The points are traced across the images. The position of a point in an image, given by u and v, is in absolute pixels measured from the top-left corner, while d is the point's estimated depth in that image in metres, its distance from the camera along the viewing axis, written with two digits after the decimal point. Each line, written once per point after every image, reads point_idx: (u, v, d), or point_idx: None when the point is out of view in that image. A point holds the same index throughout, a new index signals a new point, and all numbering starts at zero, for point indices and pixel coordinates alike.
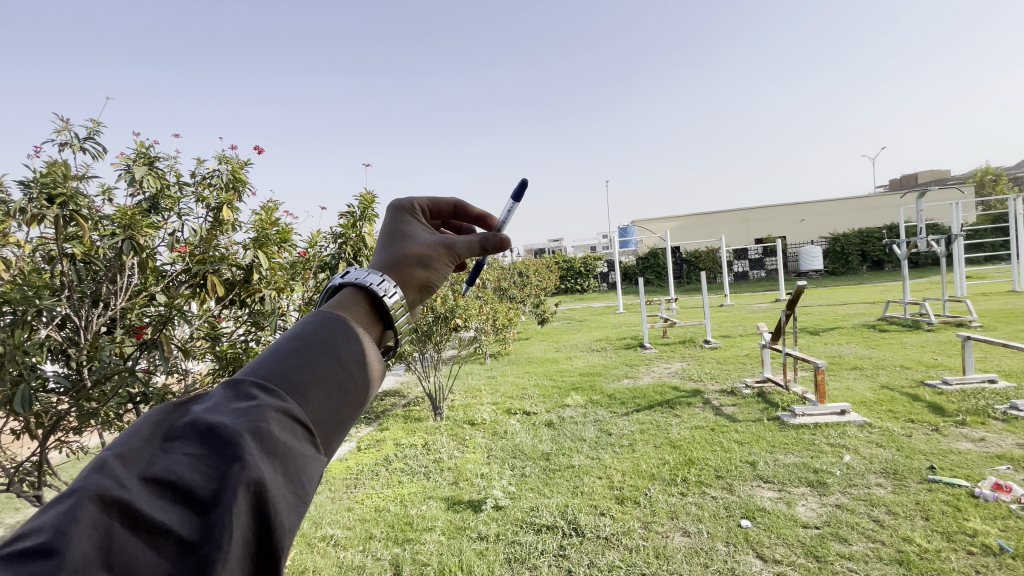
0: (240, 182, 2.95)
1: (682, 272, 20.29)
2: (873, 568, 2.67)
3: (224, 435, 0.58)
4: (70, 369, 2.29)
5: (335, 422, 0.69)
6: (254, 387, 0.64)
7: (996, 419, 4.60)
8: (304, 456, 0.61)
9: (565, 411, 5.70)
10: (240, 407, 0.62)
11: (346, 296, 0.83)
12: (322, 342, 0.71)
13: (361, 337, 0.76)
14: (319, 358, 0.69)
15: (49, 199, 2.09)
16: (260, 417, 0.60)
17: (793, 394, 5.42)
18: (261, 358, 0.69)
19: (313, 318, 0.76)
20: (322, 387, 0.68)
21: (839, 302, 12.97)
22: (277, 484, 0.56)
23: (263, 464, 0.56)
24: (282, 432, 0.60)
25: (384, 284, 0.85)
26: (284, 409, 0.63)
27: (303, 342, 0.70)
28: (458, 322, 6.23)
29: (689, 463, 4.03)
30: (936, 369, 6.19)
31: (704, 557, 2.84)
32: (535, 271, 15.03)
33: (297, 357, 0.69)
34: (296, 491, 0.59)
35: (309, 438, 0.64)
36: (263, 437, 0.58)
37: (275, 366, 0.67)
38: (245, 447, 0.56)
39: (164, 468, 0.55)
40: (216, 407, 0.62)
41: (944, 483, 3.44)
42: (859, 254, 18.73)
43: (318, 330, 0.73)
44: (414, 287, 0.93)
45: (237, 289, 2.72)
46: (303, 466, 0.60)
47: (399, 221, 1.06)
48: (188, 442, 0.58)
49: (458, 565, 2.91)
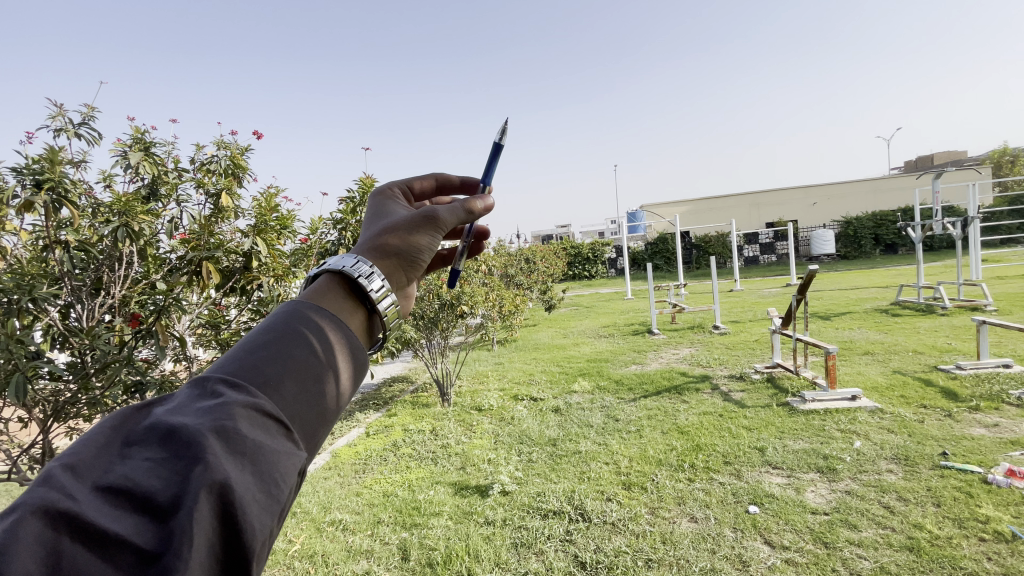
0: (240, 168, 2.92)
1: (691, 258, 20.08)
2: (883, 555, 2.63)
3: (185, 436, 0.55)
4: (75, 357, 2.30)
5: (313, 414, 0.65)
6: (220, 384, 0.61)
7: (1010, 403, 4.51)
8: (277, 453, 0.58)
9: (572, 397, 5.68)
10: (204, 406, 0.58)
11: (319, 284, 0.79)
12: (296, 332, 0.67)
13: (337, 324, 0.72)
14: (291, 348, 0.65)
15: (38, 185, 2.07)
16: (226, 415, 0.56)
17: (804, 379, 5.35)
18: (230, 353, 0.66)
19: (285, 307, 0.72)
20: (296, 378, 0.64)
21: (850, 286, 12.78)
22: (245, 484, 0.53)
23: (229, 464, 0.53)
24: (250, 429, 0.56)
25: (357, 264, 0.80)
26: (254, 405, 0.59)
27: (275, 333, 0.67)
28: (465, 309, 6.14)
29: (696, 448, 4.00)
30: (950, 354, 6.09)
31: (711, 543, 2.82)
32: (543, 257, 14.93)
33: (267, 350, 0.65)
34: (269, 490, 0.55)
35: (284, 433, 0.61)
36: (228, 435, 0.55)
37: (243, 361, 0.64)
38: (207, 448, 0.53)
39: (119, 475, 0.52)
40: (180, 408, 0.59)
41: (956, 470, 3.37)
42: (872, 237, 18.42)
43: (290, 319, 0.69)
44: (394, 265, 0.87)
45: (236, 277, 2.69)
46: (276, 463, 0.57)
47: (379, 207, 1.02)
48: (148, 447, 0.55)
49: (464, 549, 2.91)
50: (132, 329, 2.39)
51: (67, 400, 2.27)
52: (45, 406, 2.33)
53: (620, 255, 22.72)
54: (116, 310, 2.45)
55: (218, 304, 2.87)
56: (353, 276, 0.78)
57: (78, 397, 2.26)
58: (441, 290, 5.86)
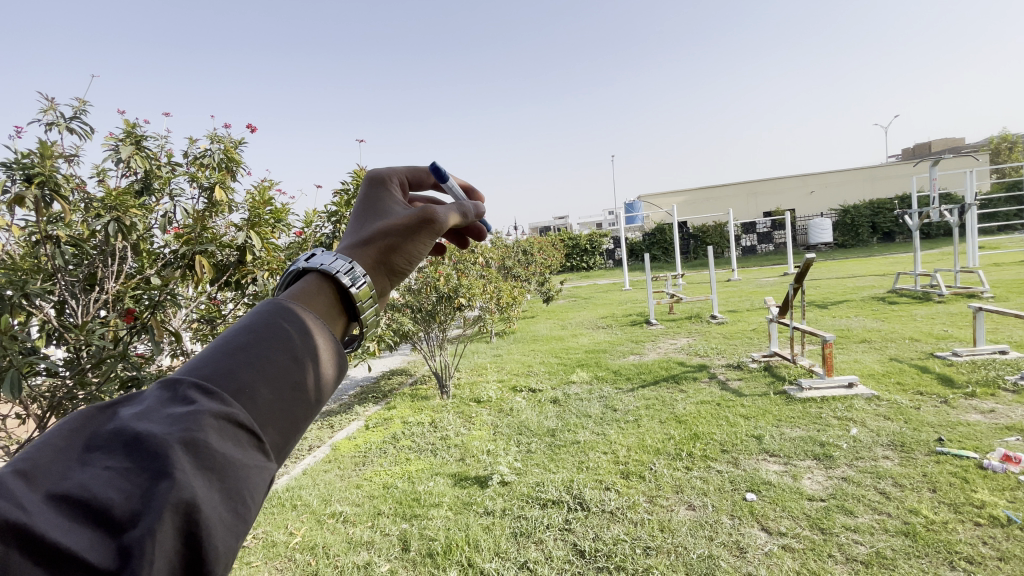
0: (233, 162, 2.90)
1: (689, 248, 20.08)
2: (879, 539, 2.65)
3: (153, 447, 0.55)
4: (71, 352, 2.31)
5: (287, 424, 0.65)
6: (192, 390, 0.61)
7: (1006, 389, 4.54)
8: (247, 468, 0.58)
9: (571, 388, 5.71)
10: (175, 413, 0.58)
11: (308, 283, 0.78)
12: (276, 335, 0.67)
13: (319, 329, 0.72)
14: (268, 353, 0.65)
15: (28, 179, 2.05)
16: (195, 425, 0.56)
17: (801, 367, 5.38)
18: (203, 354, 0.65)
19: (267, 307, 0.71)
20: (272, 385, 0.64)
21: (848, 275, 12.81)
22: (211, 503, 0.53)
23: (196, 480, 0.53)
24: (221, 442, 0.56)
25: (350, 269, 0.80)
26: (226, 414, 0.59)
27: (253, 336, 0.66)
28: (462, 302, 6.09)
29: (694, 437, 4.02)
30: (946, 341, 6.11)
31: (708, 530, 2.85)
32: (541, 249, 14.90)
33: (243, 354, 0.64)
34: (236, 508, 0.55)
35: (257, 445, 0.60)
36: (197, 447, 0.55)
37: (217, 365, 0.63)
38: (174, 463, 0.53)
39: (77, 485, 0.52)
40: (148, 414, 0.59)
41: (952, 455, 3.40)
42: (869, 226, 18.44)
43: (270, 322, 0.68)
44: (382, 272, 0.88)
45: (230, 271, 2.67)
46: (246, 478, 0.57)
47: (375, 196, 1.01)
48: (111, 455, 0.55)
49: (464, 539, 2.93)
50: (127, 325, 2.38)
51: (64, 396, 2.27)
52: (42, 402, 2.33)
53: (618, 246, 22.70)
54: (112, 305, 2.45)
55: (214, 298, 2.88)
56: (342, 280, 0.78)
57: (74, 393, 2.25)
58: (438, 283, 5.85)
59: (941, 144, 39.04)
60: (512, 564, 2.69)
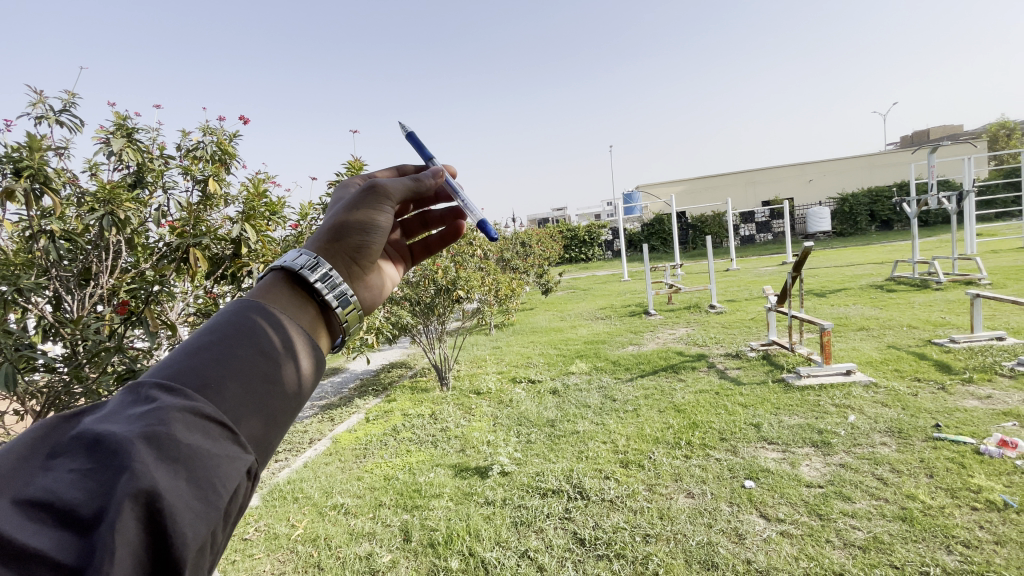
0: (227, 154, 2.87)
1: (687, 238, 20.05)
2: (876, 525, 2.67)
3: (114, 445, 0.55)
4: (68, 346, 2.30)
5: (257, 415, 0.64)
6: (156, 390, 0.61)
7: (1002, 375, 4.56)
8: (217, 457, 0.57)
9: (570, 379, 5.73)
10: (138, 412, 0.58)
11: (271, 283, 0.79)
12: (240, 332, 0.67)
13: (285, 323, 0.72)
14: (233, 349, 0.65)
15: (17, 173, 2.02)
16: (158, 421, 0.56)
17: (799, 355, 5.39)
18: (168, 357, 0.65)
19: (231, 306, 0.72)
20: (239, 379, 0.64)
21: (846, 263, 12.81)
22: (175, 493, 0.52)
23: (158, 471, 0.53)
24: (187, 434, 0.56)
25: (298, 253, 0.82)
26: (191, 408, 0.59)
27: (218, 335, 0.66)
28: (461, 294, 6.09)
29: (693, 426, 4.04)
30: (943, 328, 6.13)
31: (707, 517, 2.87)
32: (539, 241, 14.83)
33: (208, 352, 0.65)
34: (207, 496, 0.55)
35: (229, 437, 0.60)
36: (158, 440, 0.55)
37: (181, 365, 0.63)
38: (135, 456, 0.53)
39: (40, 489, 0.52)
40: (111, 416, 0.59)
41: (949, 441, 3.42)
42: (868, 214, 18.44)
43: (234, 320, 0.69)
44: (339, 250, 0.88)
45: (226, 264, 2.66)
46: (215, 468, 0.57)
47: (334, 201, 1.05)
48: (75, 458, 0.55)
49: (465, 529, 2.95)
50: (121, 318, 2.35)
51: (61, 390, 2.26)
52: (40, 398, 2.32)
53: (616, 237, 22.68)
54: (106, 300, 2.44)
55: (210, 291, 2.87)
56: (295, 268, 0.79)
57: (71, 388, 2.24)
58: (437, 275, 5.83)
59: (939, 132, 39.02)
60: (513, 553, 2.71)
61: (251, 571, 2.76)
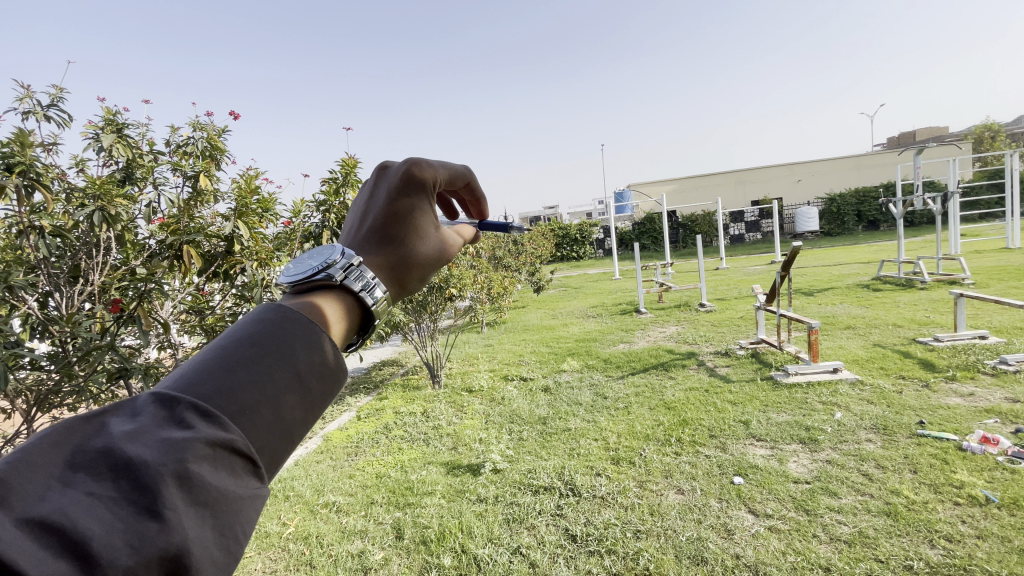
0: (217, 150, 2.86)
1: (677, 238, 20.17)
2: (861, 520, 2.73)
3: (140, 476, 0.49)
4: (57, 345, 2.28)
5: (287, 446, 0.59)
6: (188, 408, 0.54)
7: (985, 372, 4.66)
8: (241, 500, 0.53)
9: (562, 377, 5.76)
10: (167, 435, 0.52)
11: (324, 294, 0.72)
12: (279, 350, 0.61)
13: (325, 343, 0.66)
14: (272, 371, 0.59)
15: (9, 168, 2.00)
16: (189, 454, 0.50)
17: (787, 354, 5.47)
18: (197, 364, 0.58)
19: (271, 317, 0.65)
20: (275, 406, 0.58)
21: (834, 263, 12.98)
22: (201, 545, 0.48)
23: (188, 521, 0.48)
24: (215, 474, 0.51)
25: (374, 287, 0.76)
26: (223, 441, 0.53)
27: (256, 350, 0.60)
28: (453, 292, 6.10)
29: (683, 423, 4.08)
30: (928, 327, 6.24)
31: (697, 513, 2.90)
32: (529, 239, 14.83)
33: (244, 370, 0.58)
34: (228, 546, 0.51)
35: (252, 472, 0.56)
36: (189, 481, 0.50)
37: (217, 382, 0.56)
38: (164, 500, 0.48)
39: (53, 510, 0.46)
40: (136, 430, 0.53)
41: (934, 437, 3.50)
42: (854, 214, 18.71)
43: (272, 333, 0.62)
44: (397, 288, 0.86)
45: (218, 262, 2.64)
46: (240, 514, 0.52)
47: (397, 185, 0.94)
48: (92, 478, 0.49)
49: (458, 526, 2.96)
50: (113, 315, 2.33)
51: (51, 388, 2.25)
52: (27, 396, 2.30)
53: (608, 236, 22.74)
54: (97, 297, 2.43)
55: (202, 289, 2.86)
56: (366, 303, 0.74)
57: (62, 386, 2.24)
58: None
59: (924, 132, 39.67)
60: (505, 550, 2.73)
61: (242, 569, 2.76)
